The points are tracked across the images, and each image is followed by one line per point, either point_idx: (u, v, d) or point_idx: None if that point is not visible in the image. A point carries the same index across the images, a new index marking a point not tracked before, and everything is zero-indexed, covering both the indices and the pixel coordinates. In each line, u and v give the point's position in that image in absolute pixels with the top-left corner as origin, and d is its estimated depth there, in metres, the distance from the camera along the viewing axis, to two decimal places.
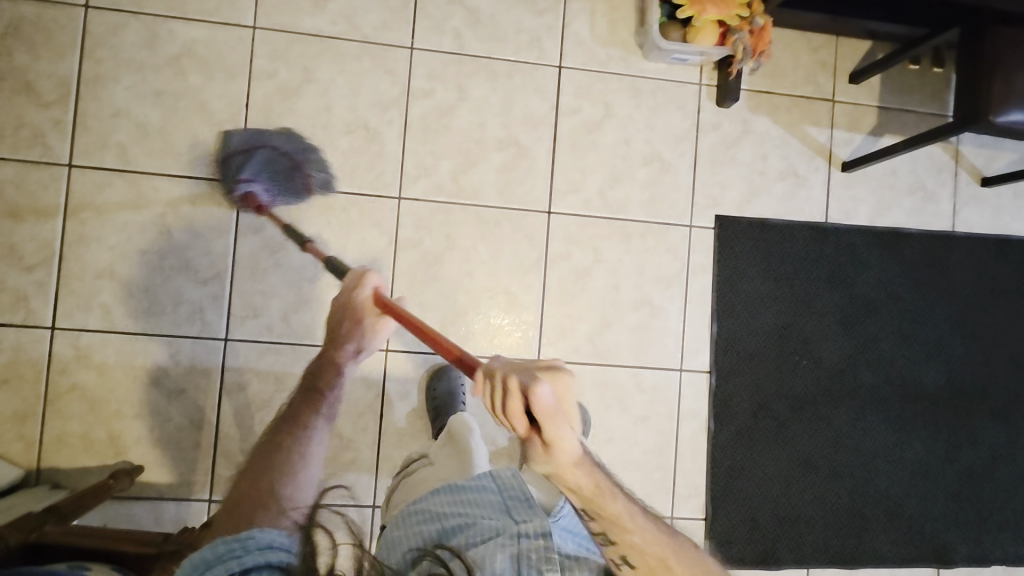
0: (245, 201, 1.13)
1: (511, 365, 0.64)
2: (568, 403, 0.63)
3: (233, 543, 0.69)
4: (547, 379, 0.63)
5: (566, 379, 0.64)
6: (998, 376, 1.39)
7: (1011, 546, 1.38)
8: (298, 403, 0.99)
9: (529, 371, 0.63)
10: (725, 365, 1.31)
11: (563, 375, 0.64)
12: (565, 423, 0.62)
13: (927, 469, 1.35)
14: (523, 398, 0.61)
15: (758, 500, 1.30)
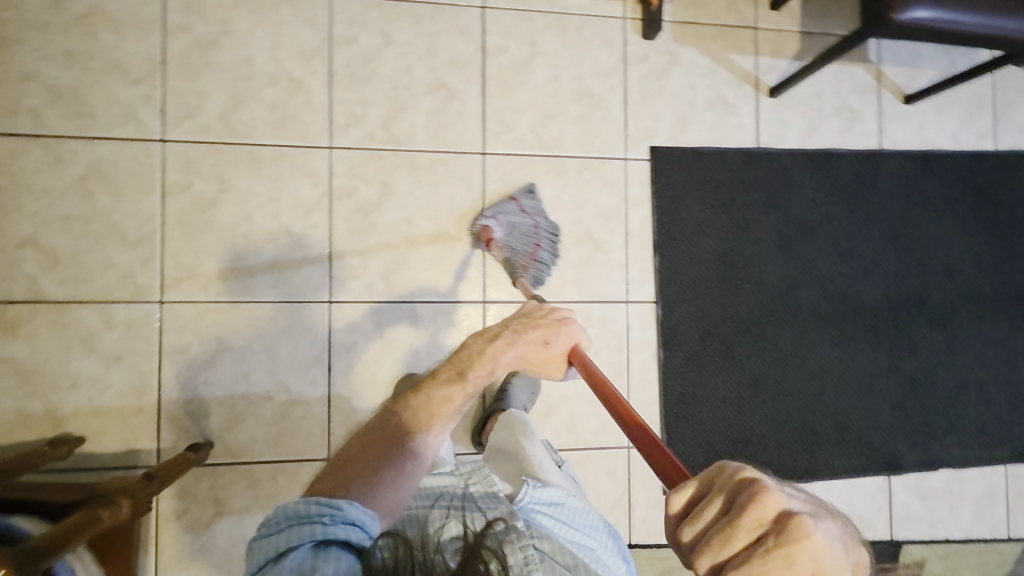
0: (482, 233, 1.23)
1: (707, 533, 0.48)
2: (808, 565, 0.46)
3: (322, 508, 0.71)
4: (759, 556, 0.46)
5: (794, 548, 0.45)
6: (934, 285, 1.43)
7: (957, 449, 1.42)
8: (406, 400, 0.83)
9: (724, 540, 0.47)
10: (670, 294, 1.33)
11: (789, 540, 0.45)
12: None
13: (873, 381, 1.40)
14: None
15: (713, 423, 1.33)
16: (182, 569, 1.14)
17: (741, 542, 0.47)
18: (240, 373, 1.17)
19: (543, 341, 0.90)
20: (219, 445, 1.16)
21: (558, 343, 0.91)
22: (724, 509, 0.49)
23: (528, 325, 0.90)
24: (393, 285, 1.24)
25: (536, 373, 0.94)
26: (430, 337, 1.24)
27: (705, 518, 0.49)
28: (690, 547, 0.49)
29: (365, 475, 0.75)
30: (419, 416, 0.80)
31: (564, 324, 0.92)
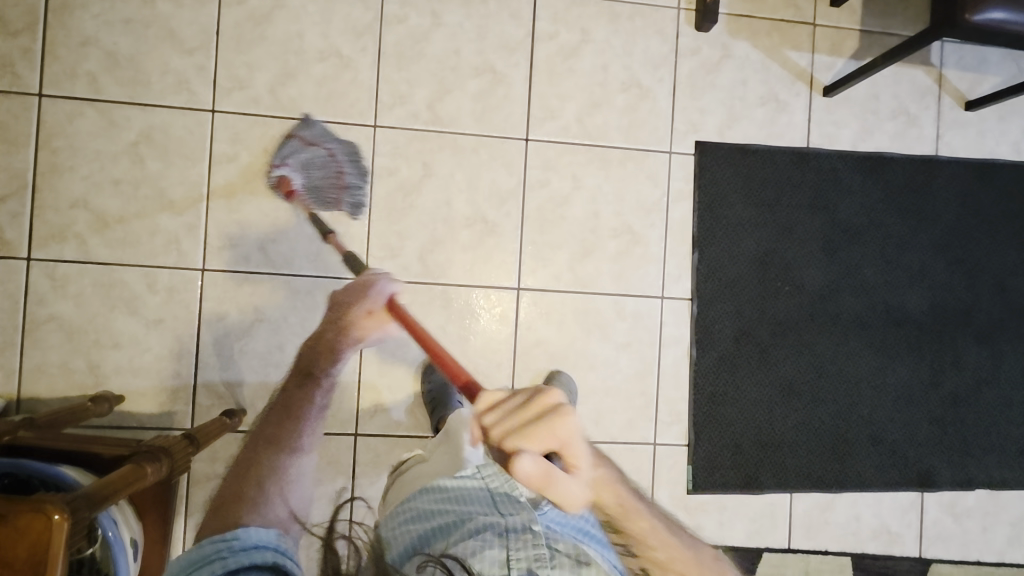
0: (279, 183, 1.17)
1: (507, 422, 0.67)
2: (565, 440, 0.67)
3: (219, 546, 0.74)
4: (544, 430, 0.66)
5: (561, 423, 0.67)
6: (983, 300, 1.38)
7: (995, 470, 1.38)
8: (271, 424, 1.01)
9: (519, 424, 0.67)
10: (707, 292, 1.31)
11: (559, 415, 0.67)
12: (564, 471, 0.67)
13: (912, 394, 1.35)
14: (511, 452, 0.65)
15: (742, 426, 1.31)
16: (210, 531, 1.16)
17: (534, 423, 0.66)
18: (275, 344, 1.19)
19: (367, 310, 1.05)
20: (251, 413, 1.18)
21: (380, 299, 1.04)
22: (520, 406, 0.68)
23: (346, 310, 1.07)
24: (429, 267, 1.24)
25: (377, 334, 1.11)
26: (463, 320, 1.25)
27: (504, 403, 0.69)
28: (491, 431, 0.68)
29: (249, 500, 0.84)
30: (278, 417, 1.02)
31: (379, 278, 1.05)
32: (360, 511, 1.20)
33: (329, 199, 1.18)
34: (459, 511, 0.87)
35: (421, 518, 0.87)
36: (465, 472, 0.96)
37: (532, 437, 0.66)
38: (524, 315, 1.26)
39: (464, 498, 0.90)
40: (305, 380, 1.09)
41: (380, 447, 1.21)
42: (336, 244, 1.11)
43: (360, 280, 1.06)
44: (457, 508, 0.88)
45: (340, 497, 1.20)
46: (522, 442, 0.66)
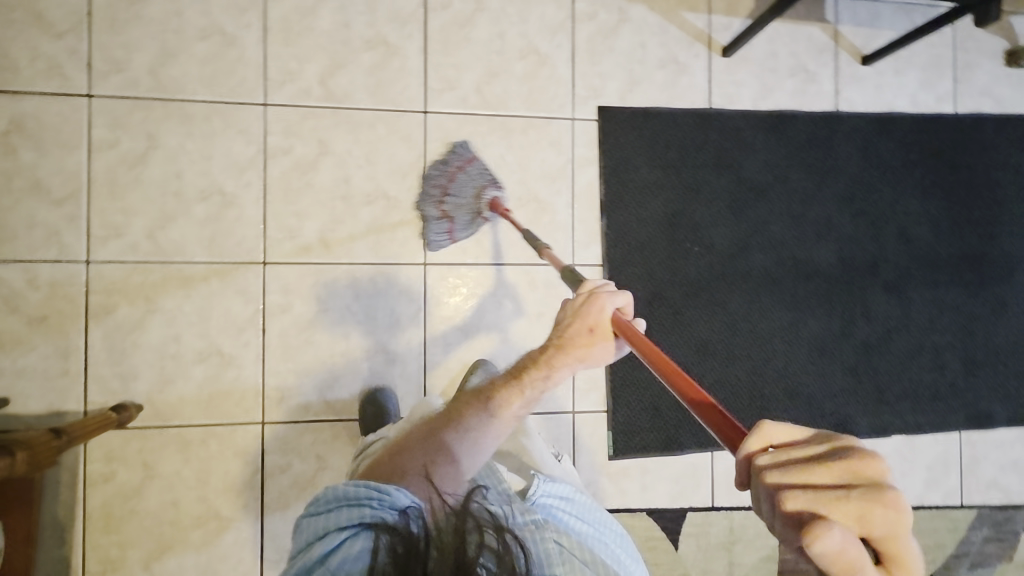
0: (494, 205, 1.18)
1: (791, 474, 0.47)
2: (885, 543, 0.42)
3: (368, 493, 0.75)
4: (837, 515, 0.42)
5: (879, 510, 0.42)
6: (888, 250, 1.41)
7: (910, 415, 1.41)
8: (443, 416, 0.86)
9: (812, 484, 0.45)
10: (618, 257, 1.31)
11: (880, 505, 0.42)
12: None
13: (825, 346, 1.38)
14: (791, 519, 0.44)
15: (660, 387, 1.32)
16: (112, 531, 1.12)
17: (823, 477, 0.45)
18: (172, 335, 1.15)
19: (588, 328, 0.84)
20: (149, 407, 1.14)
21: (605, 318, 0.85)
22: (813, 463, 0.46)
23: (566, 317, 0.87)
24: (331, 247, 1.21)
25: (595, 361, 0.86)
26: (369, 298, 1.22)
27: (791, 456, 0.48)
28: (767, 479, 0.47)
29: (413, 457, 0.81)
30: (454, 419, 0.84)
31: (607, 294, 0.86)
32: (272, 500, 1.17)
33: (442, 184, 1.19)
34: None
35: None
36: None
37: (816, 492, 0.44)
38: (433, 290, 1.24)
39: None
40: (527, 371, 0.85)
41: (289, 433, 1.18)
42: (552, 262, 1.03)
43: (584, 293, 0.88)
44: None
45: (250, 486, 1.17)
46: (801, 498, 0.44)
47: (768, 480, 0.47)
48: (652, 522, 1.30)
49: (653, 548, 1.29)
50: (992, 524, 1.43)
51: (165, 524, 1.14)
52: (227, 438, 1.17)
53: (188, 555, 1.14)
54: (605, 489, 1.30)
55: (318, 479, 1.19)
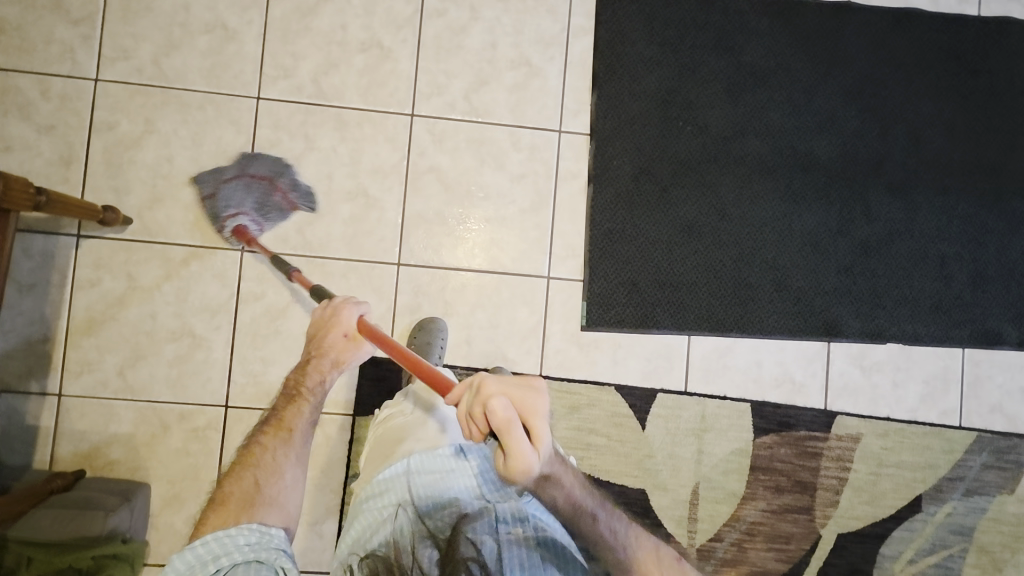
0: (237, 234, 1.18)
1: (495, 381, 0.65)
2: (531, 421, 0.65)
3: (222, 542, 0.77)
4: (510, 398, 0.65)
5: (532, 400, 0.65)
6: (896, 149, 1.35)
7: (908, 324, 1.33)
8: (245, 453, 0.91)
9: (503, 385, 0.65)
10: (606, 128, 1.30)
11: (529, 392, 0.66)
12: (521, 442, 0.64)
13: (818, 241, 1.33)
14: (483, 406, 0.64)
15: (639, 263, 1.29)
16: (92, 335, 1.19)
17: (519, 386, 0.66)
18: (165, 156, 1.21)
19: (344, 333, 0.96)
20: (138, 222, 1.20)
21: (354, 322, 0.95)
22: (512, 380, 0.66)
23: (315, 328, 0.97)
24: (323, 89, 1.25)
25: (358, 357, 0.99)
26: (355, 143, 1.25)
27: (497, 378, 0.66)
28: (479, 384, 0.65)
29: (235, 484, 0.85)
30: (272, 442, 0.92)
31: (347, 305, 0.96)
32: (242, 324, 1.21)
33: (282, 205, 1.21)
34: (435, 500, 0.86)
35: (400, 502, 0.85)
36: (447, 452, 0.92)
37: (504, 388, 0.65)
38: (419, 140, 1.26)
39: (446, 486, 0.88)
40: (300, 382, 0.98)
41: (266, 263, 1.22)
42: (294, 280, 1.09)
43: (326, 310, 0.96)
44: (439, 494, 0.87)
45: (225, 309, 1.21)
46: (490, 387, 0.65)
47: (484, 391, 0.64)
48: (619, 398, 1.28)
49: (617, 425, 1.27)
50: (994, 451, 1.33)
51: (141, 335, 1.19)
52: (208, 261, 1.21)
53: (159, 367, 1.20)
54: (574, 359, 1.28)
55: (289, 311, 1.22)
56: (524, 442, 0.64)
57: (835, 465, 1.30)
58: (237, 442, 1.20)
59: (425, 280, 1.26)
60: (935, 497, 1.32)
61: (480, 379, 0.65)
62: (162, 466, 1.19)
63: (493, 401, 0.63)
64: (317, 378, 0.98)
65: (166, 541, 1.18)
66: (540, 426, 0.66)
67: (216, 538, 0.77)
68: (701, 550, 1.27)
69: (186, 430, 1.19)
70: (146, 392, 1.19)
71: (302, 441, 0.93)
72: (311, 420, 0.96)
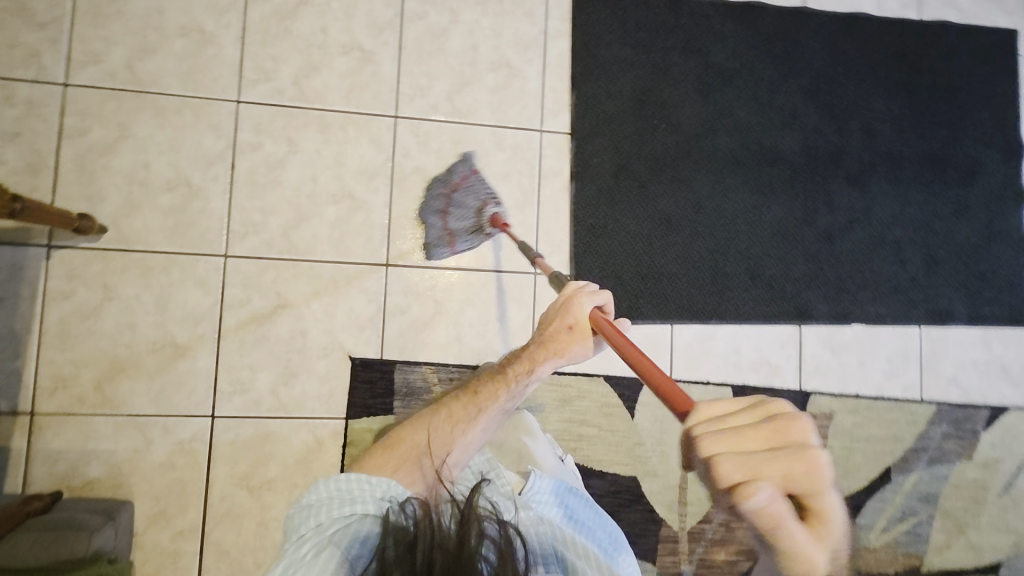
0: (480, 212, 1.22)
1: (733, 447, 0.49)
2: (809, 499, 0.48)
3: (362, 485, 0.83)
4: (769, 475, 0.48)
5: (807, 468, 0.48)
6: (852, 143, 1.45)
7: (870, 306, 1.42)
8: (431, 414, 0.90)
9: (752, 444, 0.49)
10: (585, 128, 1.34)
11: (807, 460, 0.48)
12: (794, 533, 0.48)
13: (787, 230, 1.40)
14: (710, 472, 0.49)
15: (623, 256, 1.33)
16: (68, 348, 1.14)
17: (769, 422, 0.51)
18: (141, 162, 1.18)
19: (568, 325, 0.90)
20: (114, 230, 1.16)
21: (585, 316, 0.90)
22: (758, 429, 0.50)
23: (551, 319, 0.92)
24: (304, 92, 1.24)
25: (577, 356, 0.91)
26: (339, 145, 1.25)
27: (736, 423, 0.51)
28: (688, 430, 0.53)
29: (414, 439, 0.87)
30: (461, 413, 0.89)
31: (587, 293, 0.92)
32: (228, 330, 1.19)
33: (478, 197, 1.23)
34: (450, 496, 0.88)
35: None
36: None
37: (749, 457, 0.48)
38: (403, 142, 1.27)
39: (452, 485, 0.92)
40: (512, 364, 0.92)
41: (250, 268, 1.20)
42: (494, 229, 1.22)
43: (563, 296, 0.93)
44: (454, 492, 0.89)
45: (209, 317, 1.18)
46: (723, 458, 0.49)
47: (711, 457, 0.49)
48: (609, 388, 1.31)
49: (608, 414, 1.30)
50: (952, 421, 1.43)
51: (121, 346, 1.15)
52: (189, 268, 1.18)
53: (141, 378, 1.15)
54: None
55: (277, 316, 1.20)
56: (799, 533, 0.48)
57: None
58: (226, 453, 1.17)
59: (415, 280, 1.26)
60: (902, 467, 1.41)
61: (697, 435, 0.51)
62: (146, 482, 1.14)
63: (749, 491, 0.46)
64: (530, 372, 0.90)
65: (152, 560, 1.13)
66: (824, 501, 0.49)
67: (359, 479, 0.83)
68: (693, 532, 1.31)
69: (171, 443, 1.15)
70: (128, 405, 1.15)
71: (486, 428, 0.89)
72: (503, 408, 0.90)
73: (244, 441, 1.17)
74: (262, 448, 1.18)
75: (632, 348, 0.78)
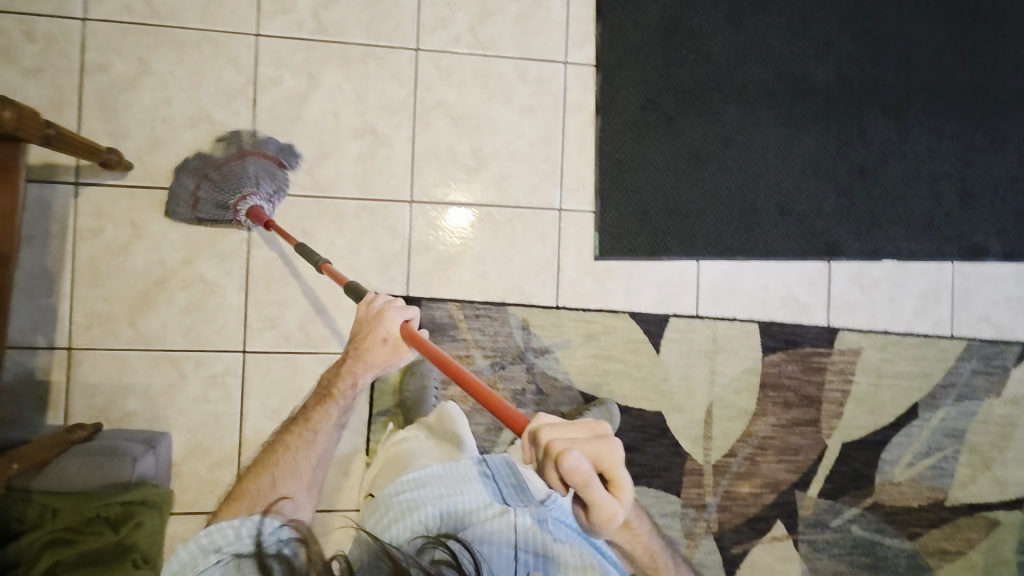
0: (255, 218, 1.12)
1: (558, 431, 0.60)
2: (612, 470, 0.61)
3: (226, 534, 0.79)
4: (588, 453, 0.59)
5: (611, 449, 0.60)
6: (890, 74, 1.39)
7: (903, 242, 1.39)
8: (264, 454, 0.92)
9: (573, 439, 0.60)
10: (612, 59, 1.30)
11: (608, 442, 0.61)
12: (600, 492, 0.60)
13: (818, 164, 1.36)
14: (554, 461, 0.58)
15: (649, 192, 1.31)
16: (100, 285, 1.15)
17: (579, 425, 0.62)
18: (162, 98, 1.17)
19: (383, 337, 0.90)
20: (139, 167, 1.16)
21: (398, 328, 0.89)
22: (572, 428, 0.61)
23: (357, 334, 0.91)
24: (324, 23, 1.21)
25: (396, 366, 0.92)
26: (360, 79, 1.23)
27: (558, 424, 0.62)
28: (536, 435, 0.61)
29: (256, 483, 0.87)
30: (296, 442, 0.92)
31: (395, 307, 0.90)
32: (255, 267, 1.19)
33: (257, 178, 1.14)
34: (458, 501, 0.93)
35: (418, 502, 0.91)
36: (468, 462, 1.01)
37: (573, 441, 0.60)
38: (425, 75, 1.25)
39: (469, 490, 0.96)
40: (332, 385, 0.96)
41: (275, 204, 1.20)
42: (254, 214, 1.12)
43: (364, 308, 0.91)
44: (459, 500, 0.93)
45: (237, 254, 1.19)
46: (557, 441, 0.59)
47: (551, 446, 0.59)
48: (634, 325, 1.31)
49: (633, 351, 1.31)
50: (982, 358, 1.42)
51: (151, 283, 1.17)
52: None
53: (173, 315, 1.17)
54: (588, 289, 1.30)
55: None
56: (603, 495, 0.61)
57: (838, 378, 1.36)
58: (258, 387, 1.19)
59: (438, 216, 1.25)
60: (930, 403, 1.40)
61: (539, 433, 0.61)
62: (182, 415, 1.17)
63: (566, 457, 0.57)
64: (349, 382, 0.94)
65: (192, 488, 1.17)
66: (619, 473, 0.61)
67: (219, 529, 0.79)
68: (717, 465, 1.33)
69: (205, 377, 1.18)
70: (161, 341, 1.17)
71: (326, 447, 0.93)
72: (336, 425, 0.94)
73: (275, 376, 1.20)
74: (293, 382, 1.20)
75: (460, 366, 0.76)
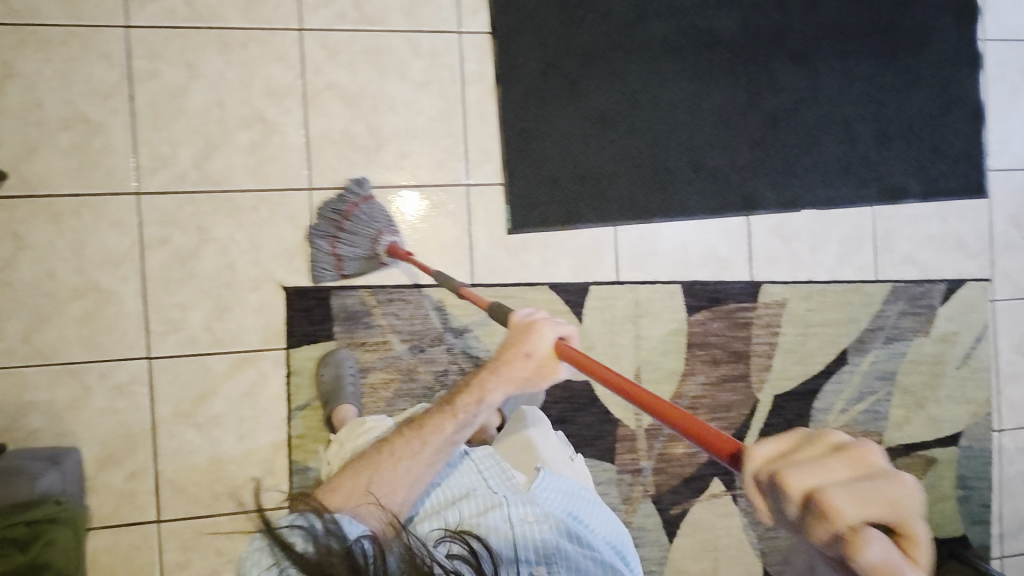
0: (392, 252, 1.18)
1: (808, 474, 0.38)
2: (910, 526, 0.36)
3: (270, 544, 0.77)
4: (861, 500, 0.36)
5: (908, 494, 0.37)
6: (795, 18, 1.37)
7: (821, 189, 1.38)
8: (372, 455, 0.89)
9: (835, 478, 0.37)
10: (507, 25, 1.26)
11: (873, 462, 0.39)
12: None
13: (729, 117, 1.34)
14: (805, 509, 0.37)
15: (558, 159, 1.28)
16: None
17: (844, 459, 0.38)
18: (32, 101, 1.11)
19: (526, 353, 0.86)
20: (14, 176, 1.11)
21: (544, 344, 0.85)
22: (821, 461, 0.39)
23: (505, 346, 0.88)
24: (198, 9, 1.16)
25: (532, 387, 0.88)
26: (243, 64, 1.18)
27: (802, 454, 0.40)
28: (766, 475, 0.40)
29: (340, 483, 0.86)
30: (407, 448, 0.88)
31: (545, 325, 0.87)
32: (151, 269, 1.15)
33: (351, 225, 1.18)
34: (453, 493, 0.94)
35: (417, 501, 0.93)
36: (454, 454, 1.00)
37: (829, 484, 0.37)
38: (311, 56, 1.20)
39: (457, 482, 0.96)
40: (461, 392, 0.91)
41: (165, 203, 1.15)
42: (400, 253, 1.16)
43: (513, 330, 0.88)
44: (452, 490, 0.94)
45: (130, 258, 1.14)
46: (807, 485, 0.37)
47: (796, 488, 0.37)
48: (554, 296, 1.29)
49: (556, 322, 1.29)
50: (908, 298, 1.42)
51: (41, 296, 1.12)
52: (101, 210, 1.14)
53: (69, 327, 1.13)
54: (504, 263, 1.27)
55: (199, 252, 1.16)
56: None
57: (766, 331, 1.36)
58: (167, 393, 1.16)
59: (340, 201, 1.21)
60: (859, 348, 1.40)
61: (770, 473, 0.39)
62: (89, 428, 1.14)
63: (835, 510, 0.36)
64: (477, 394, 0.89)
65: (108, 502, 1.14)
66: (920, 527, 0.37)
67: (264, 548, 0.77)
68: (650, 428, 1.32)
69: (109, 388, 1.14)
70: (59, 354, 1.13)
71: (429, 461, 0.88)
72: (449, 440, 0.89)
73: (184, 380, 1.16)
74: (203, 385, 1.17)
75: (609, 370, 0.75)
